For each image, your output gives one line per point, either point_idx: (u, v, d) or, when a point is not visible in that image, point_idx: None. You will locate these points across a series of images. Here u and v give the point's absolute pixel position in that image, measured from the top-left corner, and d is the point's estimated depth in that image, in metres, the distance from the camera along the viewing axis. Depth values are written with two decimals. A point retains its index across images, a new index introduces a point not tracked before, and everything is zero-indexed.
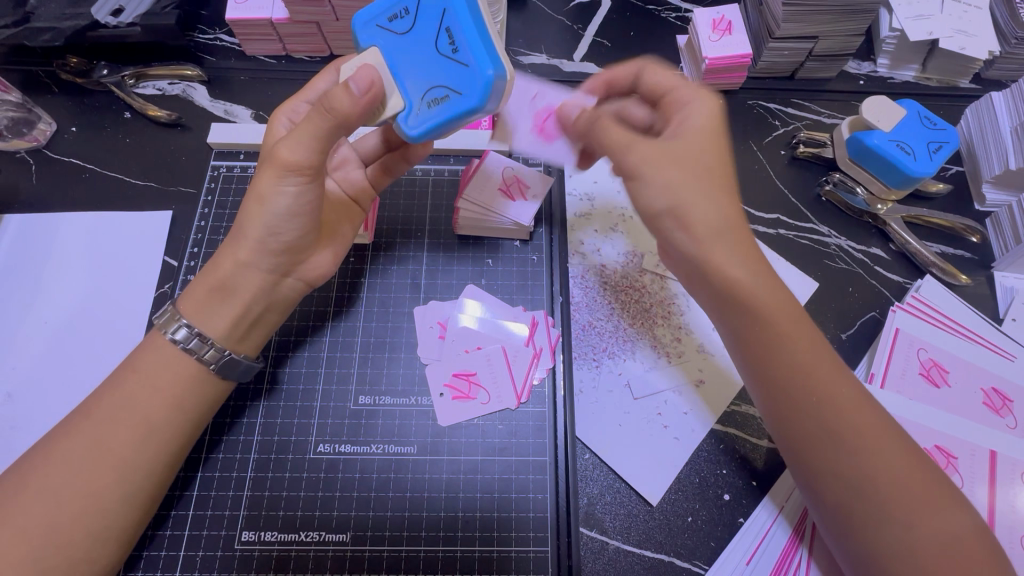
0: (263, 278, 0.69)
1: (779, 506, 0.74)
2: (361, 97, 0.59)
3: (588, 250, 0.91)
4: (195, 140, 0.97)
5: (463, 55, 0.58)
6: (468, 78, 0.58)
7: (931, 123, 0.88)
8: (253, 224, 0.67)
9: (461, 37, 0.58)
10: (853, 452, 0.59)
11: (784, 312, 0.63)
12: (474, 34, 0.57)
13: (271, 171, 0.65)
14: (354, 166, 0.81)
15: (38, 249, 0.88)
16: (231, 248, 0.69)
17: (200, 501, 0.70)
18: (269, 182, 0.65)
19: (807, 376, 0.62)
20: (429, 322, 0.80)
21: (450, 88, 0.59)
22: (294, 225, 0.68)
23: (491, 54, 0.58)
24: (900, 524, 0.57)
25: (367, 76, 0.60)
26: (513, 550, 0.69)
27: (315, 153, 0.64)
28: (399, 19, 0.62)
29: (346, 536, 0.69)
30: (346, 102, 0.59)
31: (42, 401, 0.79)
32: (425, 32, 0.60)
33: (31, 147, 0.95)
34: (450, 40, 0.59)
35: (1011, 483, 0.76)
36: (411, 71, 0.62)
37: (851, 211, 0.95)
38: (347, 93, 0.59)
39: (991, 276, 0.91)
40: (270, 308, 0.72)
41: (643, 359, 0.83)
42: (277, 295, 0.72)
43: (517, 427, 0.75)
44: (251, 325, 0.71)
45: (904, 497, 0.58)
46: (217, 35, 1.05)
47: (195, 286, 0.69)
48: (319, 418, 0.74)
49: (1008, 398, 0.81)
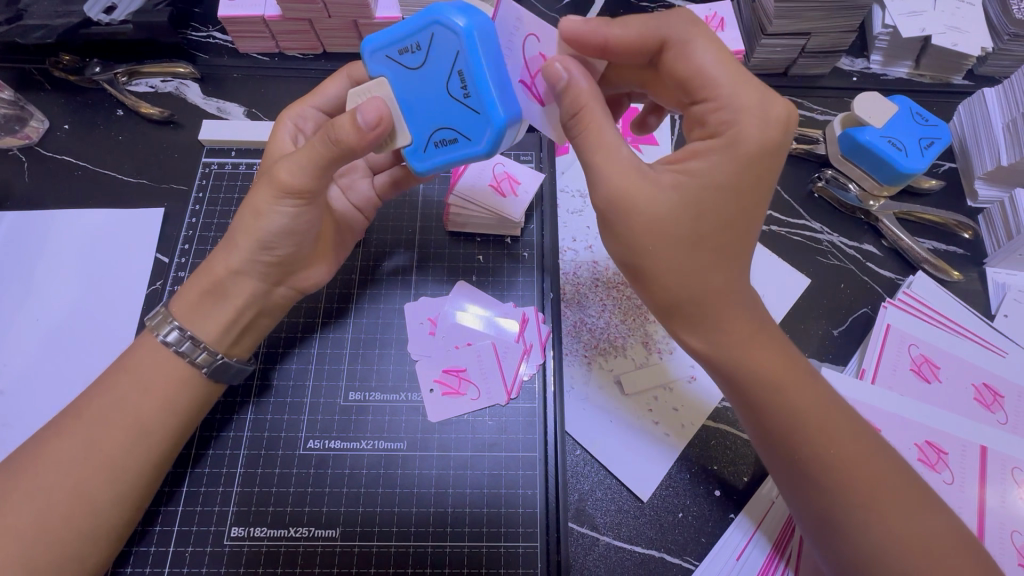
0: (256, 286, 0.70)
1: (764, 514, 0.74)
2: (364, 134, 0.58)
3: (580, 247, 0.91)
4: (188, 137, 0.97)
5: (476, 102, 0.57)
6: (478, 126, 0.58)
7: (923, 118, 0.88)
8: (244, 239, 0.67)
9: (473, 83, 0.56)
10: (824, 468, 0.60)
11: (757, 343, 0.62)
12: (488, 81, 0.55)
13: (270, 190, 0.65)
14: (360, 175, 0.82)
15: (30, 246, 0.88)
16: (224, 253, 0.68)
17: (190, 498, 0.70)
18: (265, 200, 0.65)
19: (771, 408, 0.61)
20: (420, 318, 0.80)
21: (460, 132, 0.59)
22: (288, 246, 0.69)
23: (504, 101, 0.57)
24: (874, 539, 0.58)
25: (374, 110, 0.58)
26: (503, 546, 0.69)
27: (314, 178, 0.64)
28: (409, 54, 0.59)
29: (335, 531, 0.69)
30: (351, 135, 0.58)
31: (34, 398, 0.79)
32: (437, 73, 0.58)
33: (23, 145, 0.95)
34: (463, 84, 0.57)
35: (1001, 478, 0.76)
36: (421, 110, 0.60)
37: (843, 207, 0.95)
38: (352, 126, 0.58)
39: (984, 272, 0.91)
40: (265, 312, 0.73)
41: (635, 355, 0.83)
42: (272, 300, 0.72)
43: (507, 422, 0.75)
44: (244, 328, 0.71)
45: (877, 510, 0.58)
46: (210, 33, 1.05)
47: (190, 285, 0.69)
48: (310, 414, 0.75)
49: (998, 393, 0.82)
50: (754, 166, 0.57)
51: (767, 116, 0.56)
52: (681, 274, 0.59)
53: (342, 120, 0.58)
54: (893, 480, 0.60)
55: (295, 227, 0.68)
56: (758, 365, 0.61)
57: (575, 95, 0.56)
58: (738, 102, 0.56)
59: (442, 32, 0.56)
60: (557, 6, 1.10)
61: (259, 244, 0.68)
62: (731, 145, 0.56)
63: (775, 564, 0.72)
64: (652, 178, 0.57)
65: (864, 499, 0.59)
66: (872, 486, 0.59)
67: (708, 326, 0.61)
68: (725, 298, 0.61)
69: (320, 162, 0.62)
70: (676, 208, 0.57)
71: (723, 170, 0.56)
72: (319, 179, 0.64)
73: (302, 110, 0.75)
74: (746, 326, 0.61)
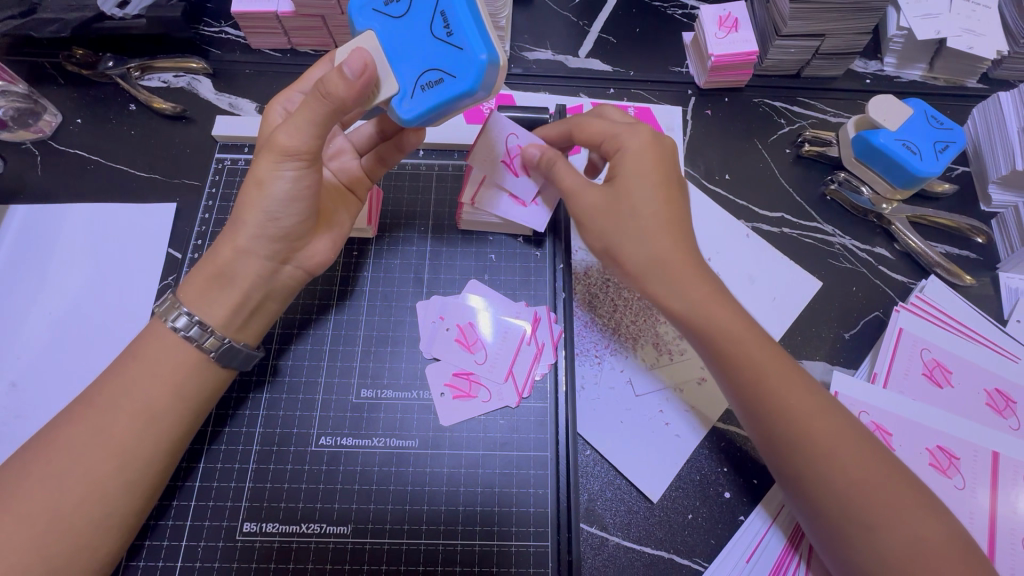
0: (262, 266, 0.69)
1: (770, 518, 0.73)
2: (357, 84, 0.59)
3: (591, 247, 0.91)
4: (201, 133, 0.97)
5: (459, 39, 0.60)
6: (462, 61, 0.60)
7: (938, 122, 0.88)
8: (245, 210, 0.67)
9: (455, 22, 0.60)
10: (821, 459, 0.62)
11: (752, 343, 0.66)
12: (468, 20, 0.60)
13: (286, 183, 0.66)
14: (350, 156, 0.80)
15: (44, 240, 0.88)
16: (231, 235, 0.68)
17: (203, 492, 0.70)
18: (267, 167, 0.65)
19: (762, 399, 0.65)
20: (432, 317, 0.80)
21: (445, 72, 0.61)
22: (292, 212, 0.68)
23: (487, 41, 0.60)
24: (867, 525, 0.60)
25: (360, 60, 0.59)
26: (513, 545, 0.69)
27: (314, 138, 0.64)
28: (393, 3, 0.63)
29: (347, 528, 0.69)
30: (342, 87, 0.59)
31: (47, 391, 0.80)
32: (418, 15, 0.62)
33: (36, 138, 0.95)
34: (445, 25, 0.61)
35: (1013, 483, 0.76)
36: (405, 56, 0.62)
37: (856, 210, 0.94)
38: (342, 77, 0.58)
39: (996, 277, 0.91)
40: (272, 295, 0.72)
41: (646, 357, 0.83)
42: (278, 282, 0.72)
43: (519, 423, 0.75)
44: (253, 311, 0.71)
45: (868, 499, 0.60)
46: (223, 28, 1.05)
47: (196, 271, 0.69)
48: (322, 411, 0.75)
49: (1011, 399, 0.81)
50: None
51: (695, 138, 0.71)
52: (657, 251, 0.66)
53: (331, 77, 0.59)
54: (882, 471, 0.62)
55: (296, 193, 0.67)
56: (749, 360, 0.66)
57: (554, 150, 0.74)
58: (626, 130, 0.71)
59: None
60: (570, 5, 1.08)
61: (266, 210, 0.67)
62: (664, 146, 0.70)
63: (787, 562, 0.71)
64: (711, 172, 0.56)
65: (854, 487, 0.61)
66: (860, 470, 0.61)
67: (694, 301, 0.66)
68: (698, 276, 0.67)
69: (319, 122, 0.63)
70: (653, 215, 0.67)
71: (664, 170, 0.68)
72: (318, 139, 0.64)
73: (291, 94, 0.76)
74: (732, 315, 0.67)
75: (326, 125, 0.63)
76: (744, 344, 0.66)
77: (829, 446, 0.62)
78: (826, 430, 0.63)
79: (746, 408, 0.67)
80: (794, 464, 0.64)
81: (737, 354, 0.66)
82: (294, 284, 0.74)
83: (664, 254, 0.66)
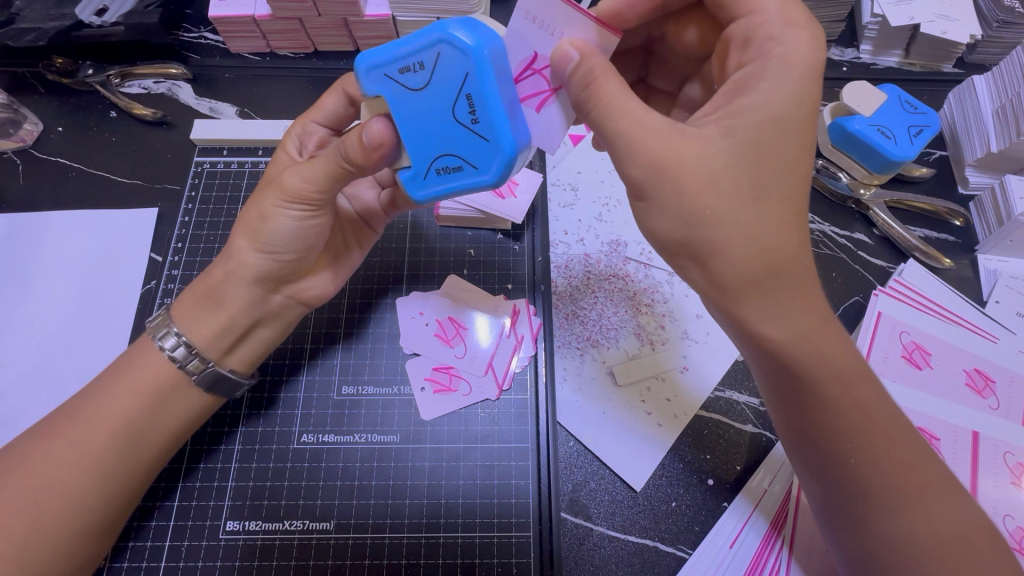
0: (236, 273, 0.69)
1: (745, 514, 0.74)
2: (372, 154, 0.59)
3: (570, 242, 0.91)
4: (181, 137, 0.98)
5: (484, 128, 0.56)
6: (486, 151, 0.57)
7: (912, 107, 0.89)
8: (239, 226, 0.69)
9: (482, 108, 0.55)
10: (875, 458, 0.59)
11: (832, 344, 0.58)
12: (496, 104, 0.55)
13: (275, 195, 0.66)
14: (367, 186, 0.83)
15: (25, 248, 0.89)
16: (224, 259, 0.70)
17: (185, 493, 0.71)
18: (271, 202, 0.67)
19: (836, 405, 0.59)
20: (412, 314, 0.80)
21: (467, 160, 0.58)
22: (296, 249, 0.70)
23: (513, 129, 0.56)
24: (902, 525, 0.59)
25: (379, 132, 0.58)
26: (496, 536, 0.69)
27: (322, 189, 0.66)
28: (411, 73, 0.57)
29: (329, 524, 0.69)
30: (359, 154, 0.59)
31: (30, 397, 0.80)
32: (440, 95, 0.56)
33: (18, 147, 0.96)
34: (471, 109, 0.56)
35: (992, 462, 0.76)
36: (421, 133, 0.59)
37: (834, 196, 0.95)
38: (359, 144, 0.59)
39: (975, 259, 0.91)
40: (264, 321, 0.72)
41: (628, 347, 0.84)
42: (271, 309, 0.72)
43: (498, 415, 0.75)
44: (241, 338, 0.71)
45: (906, 497, 0.59)
46: (203, 33, 1.06)
47: (190, 290, 0.71)
48: (303, 409, 0.75)
49: (990, 379, 0.82)
50: (775, 112, 0.55)
51: (781, 75, 0.55)
52: (711, 252, 0.55)
53: (349, 138, 0.59)
54: (921, 467, 0.60)
55: (302, 233, 0.69)
56: (829, 357, 0.58)
57: (588, 69, 0.54)
58: (777, 26, 0.56)
59: (448, 53, 0.55)
60: None
61: (264, 246, 0.68)
62: (779, 67, 0.55)
63: (767, 550, 0.73)
64: (697, 145, 0.54)
65: (897, 484, 0.59)
66: (908, 468, 0.60)
67: (771, 304, 0.56)
68: (783, 280, 0.55)
69: (329, 174, 0.65)
70: (713, 173, 0.54)
71: (769, 106, 0.54)
72: (328, 189, 0.66)
73: (306, 125, 0.77)
74: (807, 307, 0.57)
75: (337, 181, 0.66)
76: (826, 347, 0.58)
77: (878, 447, 0.59)
78: (881, 419, 0.60)
79: (801, 409, 0.61)
80: (836, 465, 0.60)
81: (814, 362, 0.58)
82: (286, 313, 0.74)
83: (728, 279, 0.56)
